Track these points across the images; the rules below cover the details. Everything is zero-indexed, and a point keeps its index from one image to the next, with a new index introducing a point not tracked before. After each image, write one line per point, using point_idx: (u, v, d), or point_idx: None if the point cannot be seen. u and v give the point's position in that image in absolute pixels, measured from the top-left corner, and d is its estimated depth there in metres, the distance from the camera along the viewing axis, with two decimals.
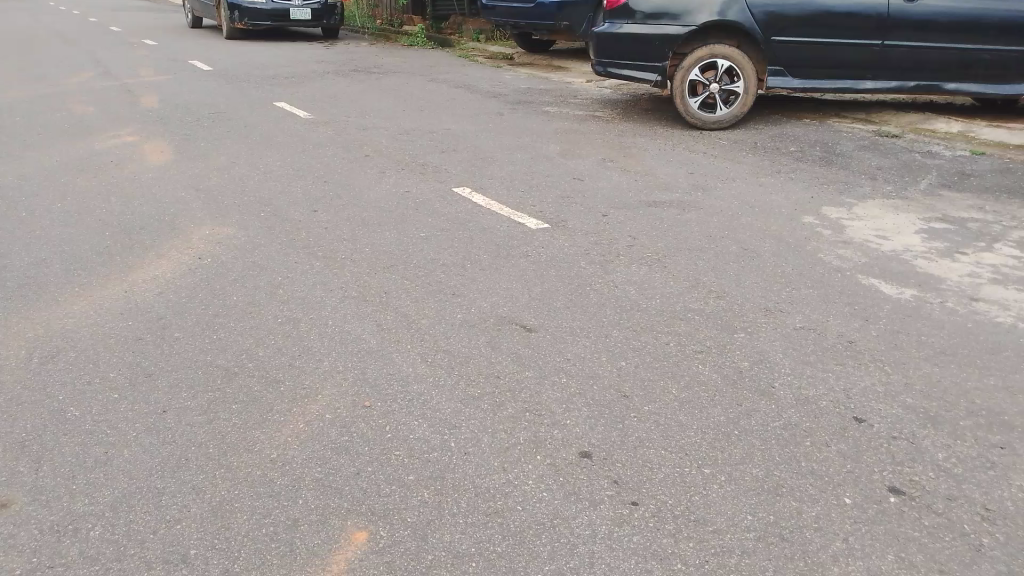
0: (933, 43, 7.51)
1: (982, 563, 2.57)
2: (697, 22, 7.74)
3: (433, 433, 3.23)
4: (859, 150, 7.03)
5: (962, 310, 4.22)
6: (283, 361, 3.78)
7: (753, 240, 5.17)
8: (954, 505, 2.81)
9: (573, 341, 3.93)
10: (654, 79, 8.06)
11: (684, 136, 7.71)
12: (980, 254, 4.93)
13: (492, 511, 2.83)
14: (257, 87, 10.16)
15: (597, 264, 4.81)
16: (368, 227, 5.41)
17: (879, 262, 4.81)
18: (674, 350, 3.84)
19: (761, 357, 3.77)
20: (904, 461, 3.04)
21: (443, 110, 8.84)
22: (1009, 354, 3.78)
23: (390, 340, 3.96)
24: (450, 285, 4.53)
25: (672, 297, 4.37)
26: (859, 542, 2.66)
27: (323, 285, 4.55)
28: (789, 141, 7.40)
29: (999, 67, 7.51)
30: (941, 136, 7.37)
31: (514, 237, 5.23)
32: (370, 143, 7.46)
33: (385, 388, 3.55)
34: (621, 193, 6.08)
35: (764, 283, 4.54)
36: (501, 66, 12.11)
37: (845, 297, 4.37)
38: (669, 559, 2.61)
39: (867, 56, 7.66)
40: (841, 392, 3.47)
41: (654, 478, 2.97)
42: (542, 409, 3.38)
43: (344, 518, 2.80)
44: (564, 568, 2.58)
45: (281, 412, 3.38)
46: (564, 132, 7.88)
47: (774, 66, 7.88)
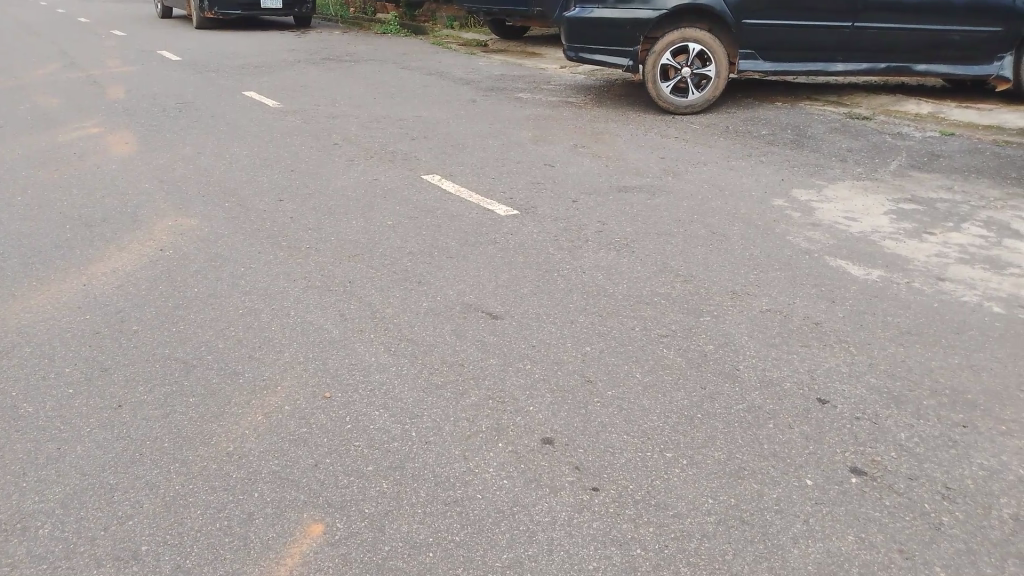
0: (903, 25, 7.51)
1: (942, 542, 2.55)
2: (667, 6, 7.68)
3: (394, 422, 3.18)
4: (830, 133, 7.02)
5: (928, 290, 4.21)
6: (243, 352, 3.72)
7: (722, 223, 5.14)
8: (915, 484, 2.80)
9: (538, 327, 3.89)
10: (626, 64, 8.02)
11: (656, 121, 7.67)
12: (948, 234, 4.93)
13: (451, 500, 2.78)
14: (226, 76, 10.02)
15: (565, 250, 4.77)
16: (334, 216, 5.34)
17: (848, 244, 4.79)
18: (639, 333, 3.81)
19: (726, 339, 3.75)
20: (867, 441, 3.02)
21: (415, 97, 8.76)
22: (974, 333, 3.78)
23: (353, 330, 3.89)
24: (416, 274, 4.47)
25: (639, 282, 4.34)
26: (819, 524, 2.64)
27: (287, 275, 4.48)
28: (761, 124, 7.38)
29: (969, 48, 7.52)
30: (912, 117, 7.37)
31: (483, 224, 5.18)
32: (339, 131, 7.37)
33: (346, 378, 3.50)
34: (591, 178, 6.04)
35: (732, 266, 4.52)
36: (475, 53, 12.03)
37: (811, 279, 4.35)
38: (628, 544, 2.58)
39: (838, 38, 7.65)
40: (805, 373, 3.46)
41: (616, 463, 2.94)
42: (505, 397, 3.33)
43: (301, 511, 2.75)
44: (522, 557, 2.54)
45: (240, 405, 3.32)
46: (535, 118, 7.82)
47: (746, 49, 7.85)
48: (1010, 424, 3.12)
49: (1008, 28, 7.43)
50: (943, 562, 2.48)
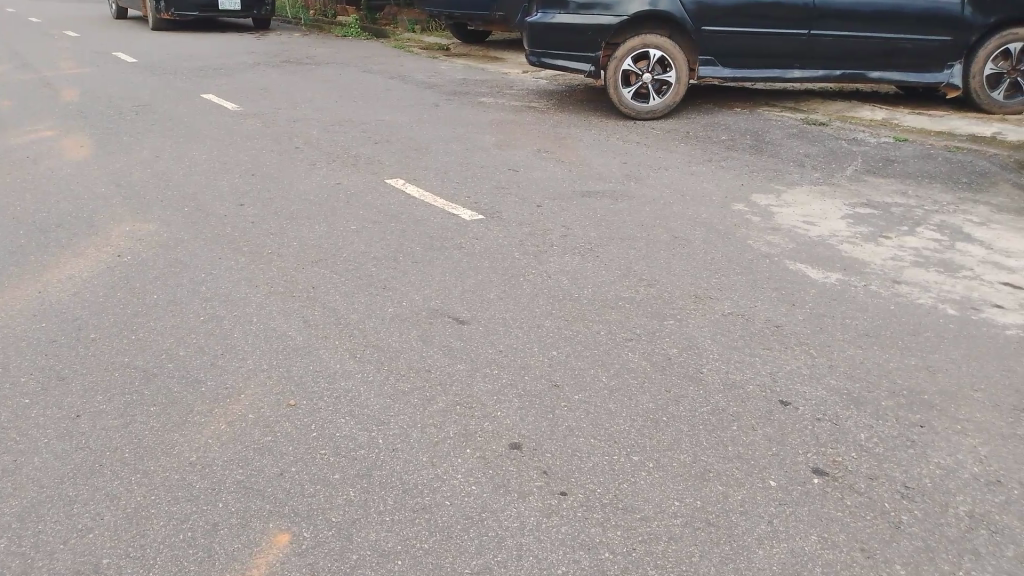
0: (858, 32, 7.68)
1: (902, 540, 2.61)
2: (629, 12, 7.77)
3: (360, 430, 3.16)
4: (787, 138, 7.14)
5: (885, 293, 4.30)
6: (205, 360, 3.66)
7: (684, 228, 5.20)
8: (875, 484, 2.86)
9: (505, 331, 3.89)
10: (588, 70, 8.06)
11: (617, 126, 7.74)
12: (902, 238, 5.04)
13: (419, 507, 2.77)
14: (184, 78, 9.87)
15: (531, 254, 4.78)
16: (296, 221, 5.29)
17: (806, 247, 4.89)
18: (604, 337, 3.84)
19: (689, 342, 3.79)
20: (828, 442, 3.08)
21: (377, 101, 8.72)
22: (929, 335, 3.87)
23: (317, 336, 3.86)
24: (380, 279, 4.45)
25: (603, 286, 4.37)
26: (783, 524, 2.68)
27: (249, 281, 4.43)
28: (721, 130, 7.48)
29: (921, 55, 7.71)
30: (866, 123, 7.53)
31: (448, 228, 5.17)
32: (301, 135, 7.30)
33: (311, 385, 3.46)
34: (555, 183, 6.07)
35: (694, 270, 4.58)
36: (437, 56, 12.02)
37: (772, 283, 4.42)
38: (597, 548, 2.59)
39: (795, 45, 7.79)
40: (767, 375, 3.52)
41: (583, 467, 2.96)
42: (471, 402, 3.33)
43: (266, 520, 2.72)
44: (491, 563, 2.54)
45: (202, 412, 3.28)
46: (498, 122, 7.84)
47: (705, 56, 7.94)
48: (965, 424, 3.20)
49: (955, 38, 7.62)
50: (903, 560, 2.54)
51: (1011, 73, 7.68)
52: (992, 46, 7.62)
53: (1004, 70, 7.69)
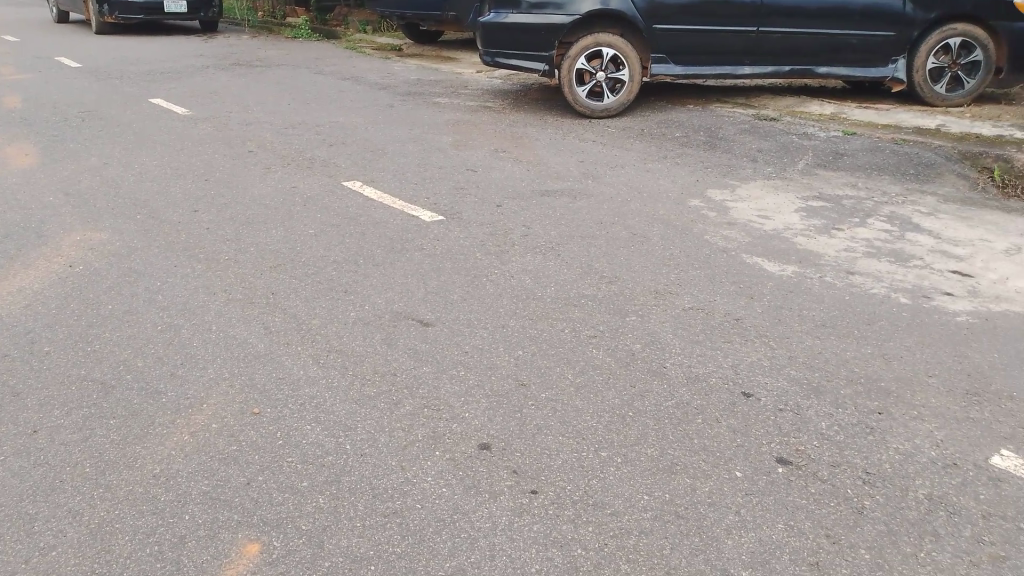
0: (804, 29, 7.84)
1: (865, 525, 2.68)
2: (580, 12, 7.81)
3: (327, 436, 3.13)
4: (740, 134, 7.26)
5: (839, 284, 4.40)
6: (164, 370, 3.59)
7: (642, 225, 5.25)
8: (838, 471, 2.93)
9: (470, 332, 3.89)
10: (542, 69, 8.08)
11: (573, 125, 7.78)
12: (854, 229, 5.17)
13: (390, 511, 2.76)
14: (131, 83, 9.65)
15: (493, 255, 4.78)
16: (253, 226, 5.21)
17: (761, 241, 4.97)
18: (569, 335, 3.86)
19: (651, 338, 3.84)
20: (790, 432, 3.15)
21: (331, 103, 8.64)
22: (884, 324, 3.97)
23: (279, 343, 3.81)
24: (341, 283, 4.41)
25: (566, 284, 4.39)
26: (750, 514, 2.73)
27: (207, 288, 4.36)
28: (674, 127, 7.57)
29: (866, 50, 7.90)
30: (815, 118, 7.69)
31: (409, 230, 5.15)
32: (254, 139, 7.19)
33: (275, 393, 3.42)
34: (514, 183, 6.08)
35: (654, 266, 4.63)
36: (390, 57, 11.95)
37: (730, 277, 4.49)
38: (569, 544, 2.61)
39: (744, 41, 7.92)
40: (729, 368, 3.58)
41: (552, 465, 2.97)
42: (439, 404, 3.32)
43: (235, 531, 2.68)
44: (464, 564, 2.54)
45: (164, 424, 3.22)
46: (454, 122, 7.83)
47: (657, 53, 8.02)
48: (921, 409, 3.29)
49: (898, 33, 7.83)
50: (867, 544, 2.60)
51: (952, 67, 7.94)
52: (933, 40, 7.86)
53: (945, 64, 7.93)
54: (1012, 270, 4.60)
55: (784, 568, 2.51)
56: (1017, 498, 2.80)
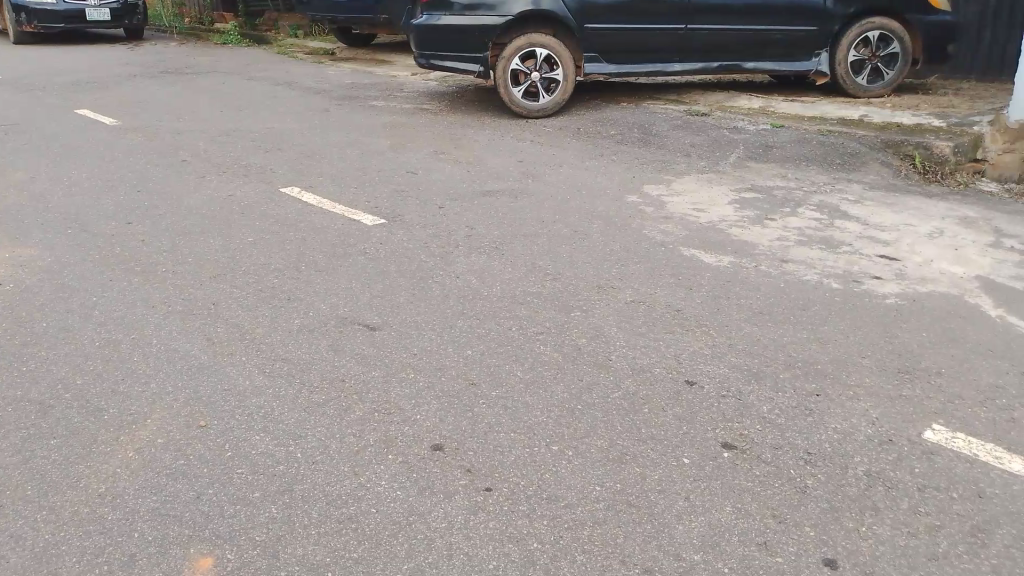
0: (731, 25, 8.04)
1: (808, 503, 2.78)
2: (512, 12, 7.85)
3: (278, 445, 3.11)
4: (673, 129, 7.41)
5: (774, 272, 4.54)
6: (105, 387, 3.51)
7: (583, 222, 5.33)
8: (780, 452, 3.03)
9: (418, 334, 3.90)
10: (477, 70, 8.10)
11: (510, 125, 7.83)
12: (786, 218, 5.33)
13: (345, 517, 2.76)
14: (53, 94, 9.36)
15: (437, 256, 4.79)
16: (191, 236, 5.12)
17: (698, 233, 5.10)
18: (516, 333, 3.90)
19: (597, 331, 3.90)
20: (734, 417, 3.24)
21: (264, 109, 8.52)
22: (818, 308, 4.11)
23: (222, 354, 3.76)
24: (284, 291, 4.37)
25: (511, 283, 4.43)
26: (699, 499, 2.81)
27: (145, 301, 4.27)
28: (609, 125, 7.68)
29: (790, 45, 8.14)
30: (745, 112, 7.89)
31: (350, 234, 5.13)
32: (186, 147, 7.05)
33: (221, 405, 3.37)
34: (454, 184, 6.10)
35: (597, 262, 4.70)
36: (323, 61, 11.84)
37: (670, 269, 4.59)
38: (525, 539, 2.65)
39: (674, 39, 8.08)
40: (672, 358, 3.66)
41: (505, 462, 3.01)
42: (389, 408, 3.32)
43: (186, 546, 2.65)
44: (422, 565, 2.56)
45: (107, 442, 3.14)
46: (390, 126, 7.80)
47: (590, 52, 8.12)
48: (856, 388, 3.43)
49: (820, 28, 8.09)
50: (810, 521, 2.70)
51: (872, 59, 8.24)
52: (853, 34, 8.14)
53: (865, 56, 8.23)
54: (936, 252, 4.81)
55: (733, 550, 2.59)
56: (948, 469, 2.95)
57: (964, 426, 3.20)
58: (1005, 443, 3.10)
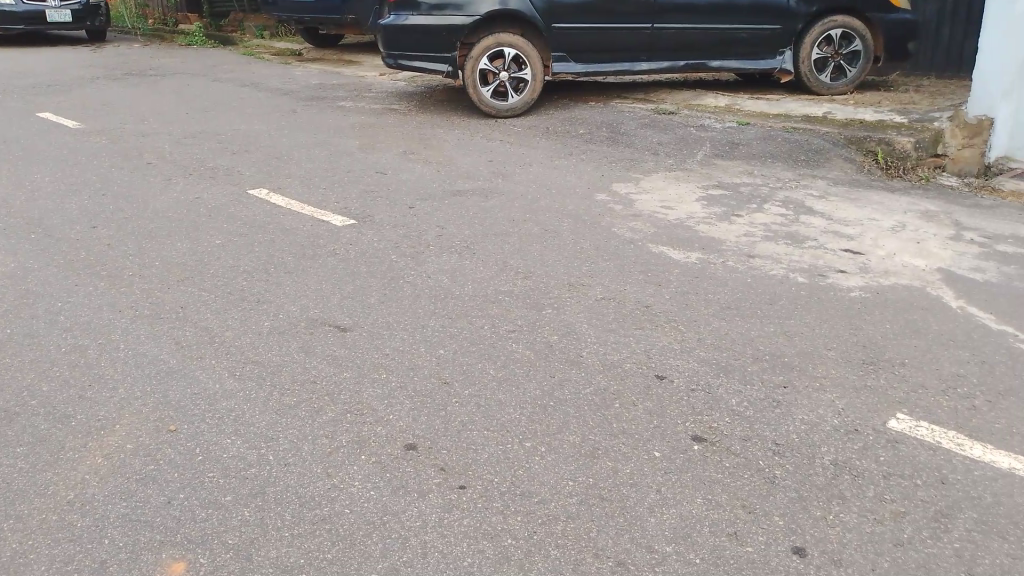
0: (696, 24, 8.12)
1: (776, 493, 2.83)
2: (480, 12, 7.86)
3: (250, 448, 3.09)
4: (641, 128, 7.47)
5: (741, 267, 4.60)
6: (72, 393, 3.46)
7: (553, 220, 5.35)
8: (748, 444, 3.08)
9: (389, 335, 3.90)
10: (445, 70, 8.10)
11: (479, 125, 7.84)
12: (753, 215, 5.40)
13: (319, 518, 2.75)
14: (13, 97, 9.19)
15: (408, 256, 4.79)
16: (158, 240, 5.06)
17: (667, 230, 5.15)
18: (488, 331, 3.91)
19: (568, 329, 3.93)
20: (704, 410, 3.28)
21: (230, 110, 8.44)
22: (784, 302, 4.18)
23: (191, 358, 3.73)
24: (253, 293, 4.34)
25: (483, 282, 4.44)
26: (670, 491, 2.84)
27: (111, 306, 4.22)
28: (578, 124, 7.72)
29: (755, 43, 8.24)
30: (711, 110, 7.97)
31: (320, 235, 5.10)
32: (151, 150, 6.97)
33: (192, 409, 3.34)
34: (424, 184, 6.10)
35: (568, 260, 4.73)
36: (289, 62, 11.76)
37: (640, 266, 4.63)
38: (500, 535, 2.66)
39: (640, 38, 8.14)
40: (643, 353, 3.70)
41: (478, 459, 3.02)
42: (361, 409, 3.32)
43: (158, 551, 2.62)
44: (397, 564, 2.56)
45: (75, 448, 3.11)
46: (359, 126, 7.77)
47: (558, 52, 8.15)
48: (822, 380, 3.49)
49: (784, 27, 8.21)
50: (779, 511, 2.75)
51: (835, 57, 8.37)
52: (816, 32, 8.26)
53: (828, 54, 8.36)
54: (899, 246, 4.91)
55: (705, 541, 2.63)
56: (912, 456, 3.01)
57: (927, 414, 3.27)
58: (966, 430, 3.18)
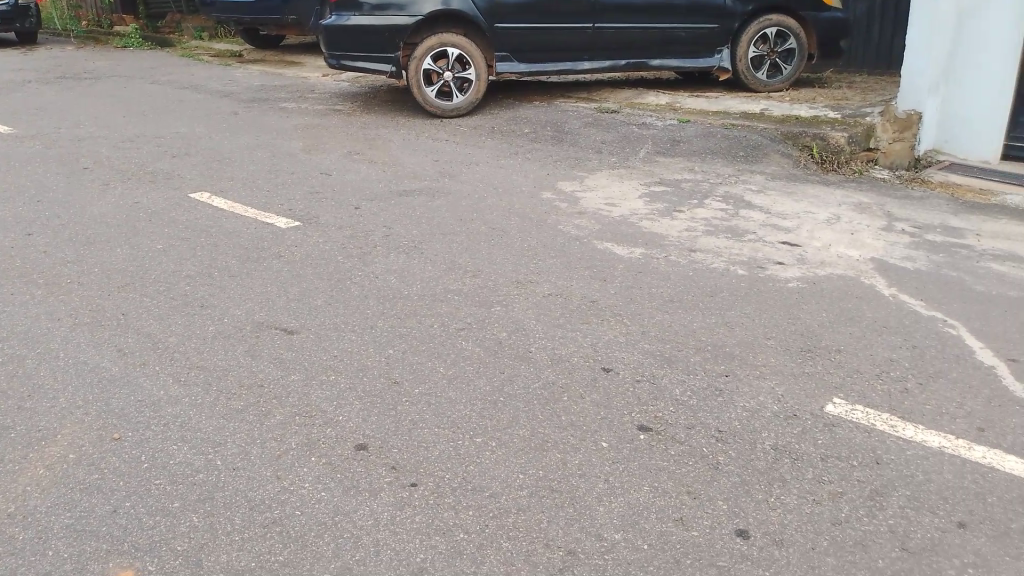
0: (636, 24, 8.24)
1: (720, 479, 2.91)
2: (422, 12, 7.85)
3: (197, 454, 3.06)
4: (585, 126, 7.55)
5: (684, 261, 4.70)
6: (10, 404, 3.38)
7: (500, 219, 5.39)
8: (692, 432, 3.16)
9: (337, 336, 3.89)
10: (389, 70, 8.08)
11: (424, 125, 7.83)
12: (695, 210, 5.52)
13: (269, 521, 2.74)
14: None
15: (355, 257, 4.78)
16: (97, 246, 4.96)
17: (611, 227, 5.22)
18: (437, 330, 3.93)
19: (516, 325, 3.97)
20: (649, 401, 3.35)
21: (168, 113, 8.28)
22: (725, 294, 4.28)
23: (134, 365, 3.67)
24: (196, 298, 4.28)
25: (431, 281, 4.45)
26: (618, 480, 2.90)
27: (49, 315, 4.12)
28: (522, 123, 7.78)
29: (694, 42, 8.40)
30: (652, 108, 8.11)
31: (264, 238, 5.06)
32: (87, 154, 6.80)
33: (136, 416, 3.29)
34: (370, 184, 6.08)
35: (515, 257, 4.77)
36: (230, 63, 11.59)
37: (586, 262, 4.70)
38: (452, 530, 2.69)
39: (582, 38, 8.23)
40: (590, 347, 3.76)
41: (429, 456, 3.04)
42: (310, 411, 3.31)
43: (105, 560, 2.59)
44: (350, 563, 2.57)
45: (15, 460, 3.03)
46: (303, 127, 7.70)
47: (501, 52, 8.19)
48: (763, 368, 3.60)
49: (721, 25, 8.38)
50: (723, 496, 2.83)
51: (771, 55, 8.58)
52: (752, 30, 8.46)
53: (764, 52, 8.56)
54: (834, 237, 5.07)
55: (652, 527, 2.69)
56: (848, 439, 3.12)
57: (861, 398, 3.39)
58: (899, 412, 3.31)
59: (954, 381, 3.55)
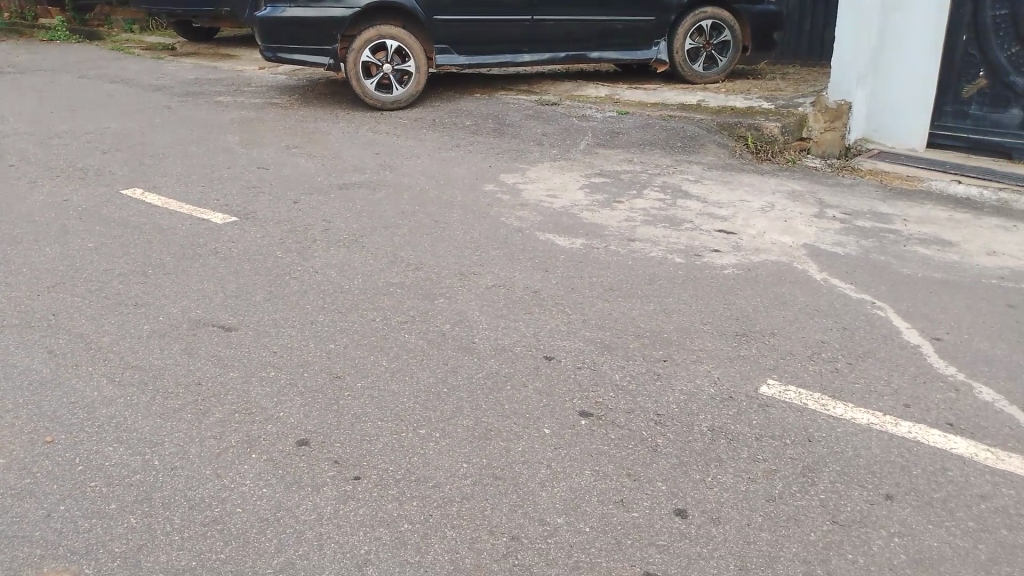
0: (574, 16, 8.30)
1: (659, 460, 2.97)
2: (359, 4, 7.77)
3: (133, 455, 3.00)
4: (525, 119, 7.58)
5: (623, 250, 4.77)
6: None
7: (442, 211, 5.39)
8: (632, 416, 3.22)
9: (277, 332, 3.85)
10: (327, 63, 8.01)
11: (363, 119, 7.77)
12: (634, 200, 5.60)
13: (210, 520, 2.70)
14: None
15: (295, 252, 4.72)
16: (24, 245, 4.80)
17: (553, 218, 5.26)
18: (379, 324, 3.92)
19: (459, 317, 3.98)
20: (591, 388, 3.40)
21: (98, 108, 8.05)
22: (664, 282, 4.36)
23: (66, 366, 3.57)
24: (130, 296, 4.19)
25: (372, 275, 4.43)
26: (560, 466, 2.94)
27: None
28: (463, 116, 7.77)
29: (631, 34, 8.50)
30: (592, 100, 8.18)
31: (200, 234, 4.96)
32: (12, 151, 6.57)
33: (69, 418, 3.21)
34: (309, 178, 6.01)
35: (458, 250, 4.78)
36: (162, 57, 11.30)
37: (528, 253, 4.73)
38: (396, 521, 2.70)
39: (521, 30, 8.25)
40: (532, 337, 3.79)
41: (372, 449, 3.03)
42: (250, 407, 3.27)
43: (39, 566, 2.52)
44: (294, 557, 2.56)
45: None
46: (239, 122, 7.56)
47: (440, 44, 8.16)
48: (700, 352, 3.68)
49: (658, 18, 8.49)
50: (662, 477, 2.89)
51: (706, 47, 8.73)
52: (688, 23, 8.60)
53: (700, 44, 8.71)
54: (768, 225, 5.20)
55: (594, 510, 2.74)
56: (782, 419, 3.22)
57: (794, 379, 3.50)
58: (830, 391, 3.42)
59: (882, 360, 3.68)
